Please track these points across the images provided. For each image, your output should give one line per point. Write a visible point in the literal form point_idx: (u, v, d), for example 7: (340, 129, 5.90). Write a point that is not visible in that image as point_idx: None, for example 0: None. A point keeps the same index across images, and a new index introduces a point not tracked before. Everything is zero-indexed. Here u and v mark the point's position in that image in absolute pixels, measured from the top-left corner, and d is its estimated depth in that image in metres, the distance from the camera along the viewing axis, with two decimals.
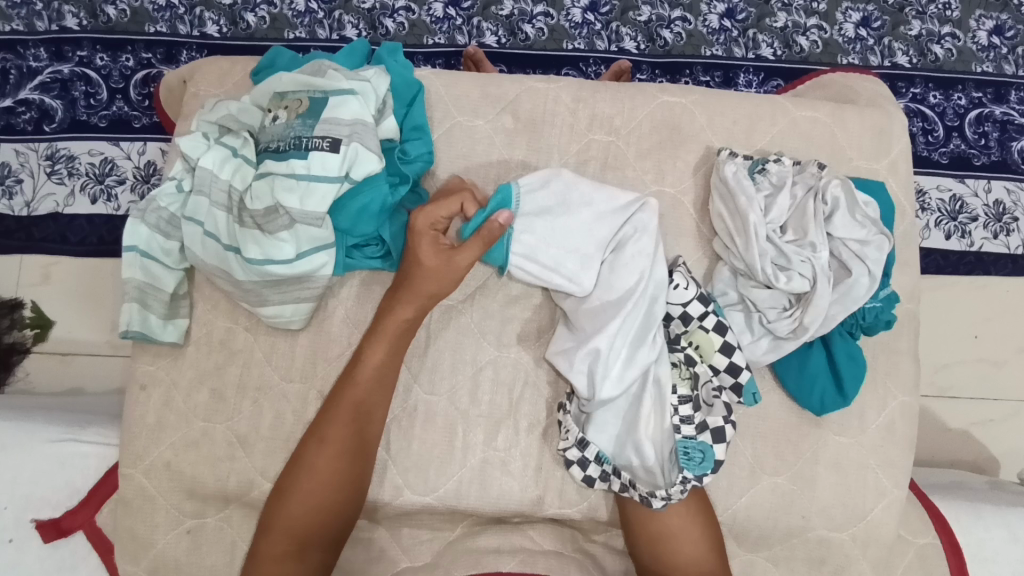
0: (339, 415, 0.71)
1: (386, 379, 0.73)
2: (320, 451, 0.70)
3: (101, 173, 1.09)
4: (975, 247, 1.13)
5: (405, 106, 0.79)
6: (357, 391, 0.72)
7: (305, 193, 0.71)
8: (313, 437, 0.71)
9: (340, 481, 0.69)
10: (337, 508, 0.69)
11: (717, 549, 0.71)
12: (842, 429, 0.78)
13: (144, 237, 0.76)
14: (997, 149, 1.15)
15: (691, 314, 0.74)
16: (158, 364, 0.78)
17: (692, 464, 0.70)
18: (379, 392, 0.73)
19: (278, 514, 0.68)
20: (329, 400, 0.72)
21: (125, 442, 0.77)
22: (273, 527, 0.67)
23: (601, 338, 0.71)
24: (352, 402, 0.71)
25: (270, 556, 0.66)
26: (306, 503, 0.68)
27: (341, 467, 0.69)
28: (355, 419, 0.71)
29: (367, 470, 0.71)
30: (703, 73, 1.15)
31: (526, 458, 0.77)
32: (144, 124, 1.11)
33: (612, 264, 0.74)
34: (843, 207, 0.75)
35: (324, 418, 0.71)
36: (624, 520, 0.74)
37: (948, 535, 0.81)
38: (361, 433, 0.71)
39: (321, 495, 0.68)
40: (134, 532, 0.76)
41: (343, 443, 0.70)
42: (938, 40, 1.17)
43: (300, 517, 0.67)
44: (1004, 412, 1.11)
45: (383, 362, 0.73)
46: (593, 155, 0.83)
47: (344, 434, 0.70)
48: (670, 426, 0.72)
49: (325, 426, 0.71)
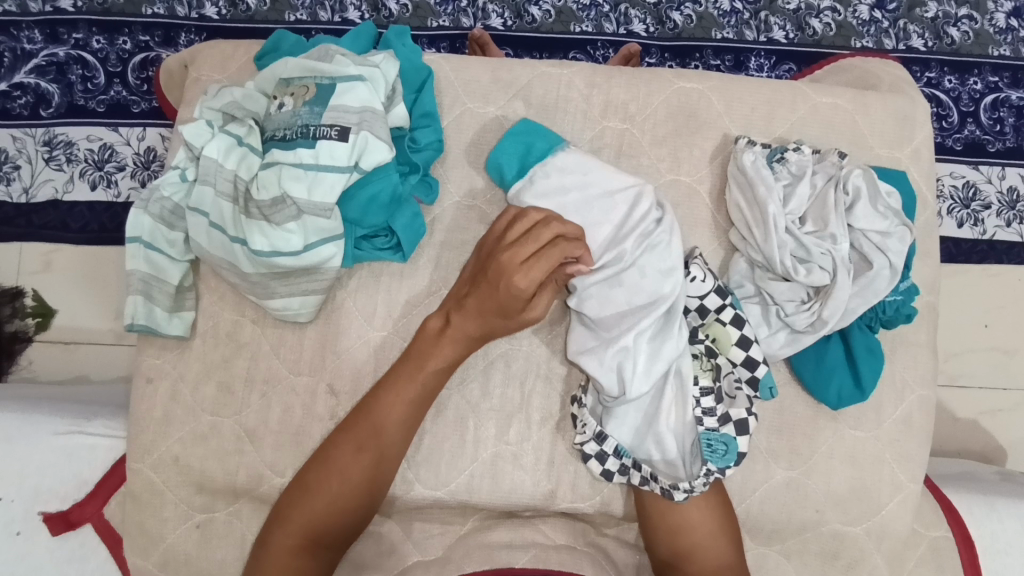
0: (375, 413, 0.68)
1: (425, 397, 0.70)
2: (351, 452, 0.67)
3: (100, 159, 1.07)
4: (988, 235, 1.12)
5: (414, 92, 0.77)
6: (409, 409, 0.69)
7: (314, 182, 0.70)
8: (342, 436, 0.68)
9: (356, 482, 0.66)
10: (358, 506, 0.66)
11: (736, 545, 0.70)
12: (858, 423, 0.78)
13: (147, 227, 0.75)
14: (1012, 135, 1.13)
15: (707, 307, 0.73)
16: (164, 357, 0.77)
17: (715, 456, 0.69)
18: (418, 407, 0.69)
19: (297, 506, 0.65)
20: (370, 408, 0.69)
21: (133, 435, 0.76)
22: (289, 519, 0.65)
23: (630, 336, 0.70)
24: (403, 420, 0.69)
25: (281, 548, 0.63)
26: (331, 500, 0.65)
27: (367, 471, 0.67)
28: (388, 432, 0.68)
29: (387, 476, 0.68)
30: (713, 57, 1.12)
31: (538, 452, 0.76)
32: (144, 109, 1.08)
33: (639, 269, 0.71)
34: (864, 197, 0.73)
35: (362, 420, 0.68)
36: (640, 511, 0.73)
37: (961, 528, 0.80)
38: (391, 443, 0.68)
39: (339, 493, 0.66)
40: (143, 526, 0.76)
41: (372, 450, 0.67)
42: (955, 22, 1.14)
43: (324, 512, 0.65)
44: (1013, 401, 1.10)
45: (426, 380, 0.69)
46: (607, 143, 0.80)
47: (370, 439, 0.67)
48: (686, 423, 0.71)
49: (368, 434, 0.68)
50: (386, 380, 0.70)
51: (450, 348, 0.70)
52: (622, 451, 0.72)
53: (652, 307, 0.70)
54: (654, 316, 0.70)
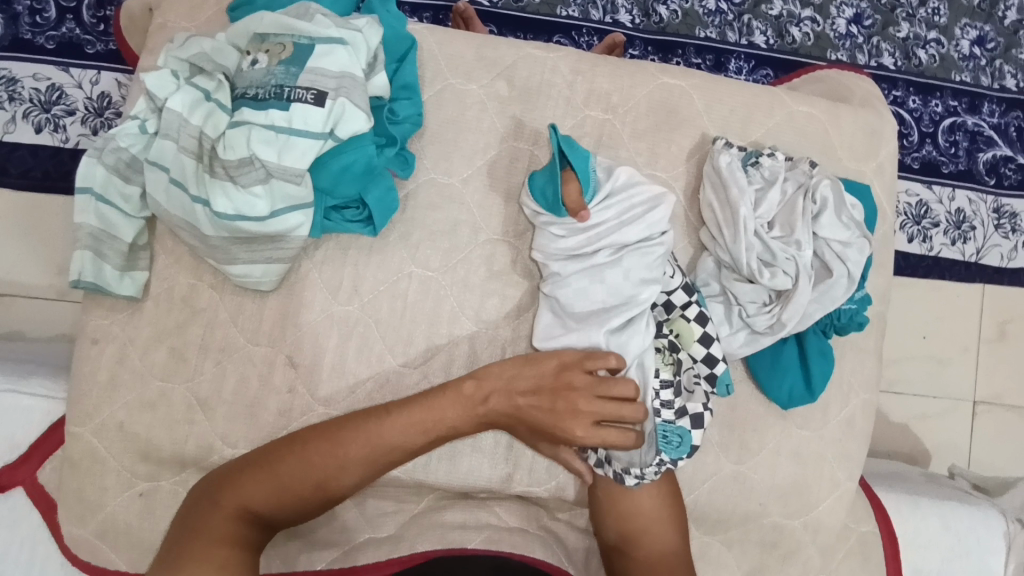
0: (371, 433, 0.65)
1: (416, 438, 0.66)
2: (321, 451, 0.64)
3: (47, 101, 0.99)
4: (934, 251, 1.17)
5: (396, 61, 0.75)
6: (395, 444, 0.65)
7: (284, 147, 0.67)
8: (328, 436, 0.65)
9: (320, 482, 0.63)
10: (305, 496, 0.63)
11: (682, 530, 0.72)
12: (804, 423, 0.81)
13: (101, 179, 0.71)
14: (965, 158, 1.19)
15: (674, 302, 0.75)
16: (112, 318, 0.73)
17: (669, 447, 0.71)
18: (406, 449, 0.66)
19: (247, 478, 0.63)
20: (363, 427, 0.65)
21: (74, 398, 0.72)
22: (235, 488, 0.62)
23: (595, 327, 0.70)
24: (388, 450, 0.65)
25: (225, 512, 0.61)
26: (282, 483, 0.63)
27: (326, 471, 0.63)
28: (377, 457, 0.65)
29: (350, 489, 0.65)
30: (695, 54, 1.13)
31: (498, 436, 0.76)
32: (98, 51, 1.01)
33: (624, 270, 0.71)
34: (830, 207, 0.76)
35: (346, 429, 0.65)
36: (593, 500, 0.74)
37: (887, 525, 0.86)
38: (373, 471, 0.65)
39: (303, 486, 0.63)
40: (80, 492, 0.72)
41: (354, 468, 0.64)
42: (923, 44, 1.19)
43: (270, 491, 0.62)
44: (942, 409, 1.17)
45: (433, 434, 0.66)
46: (587, 132, 0.80)
47: (359, 456, 0.64)
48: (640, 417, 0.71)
49: (351, 446, 0.64)
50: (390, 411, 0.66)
51: (459, 419, 0.67)
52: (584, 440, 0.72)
53: (628, 306, 0.71)
54: (627, 316, 0.70)
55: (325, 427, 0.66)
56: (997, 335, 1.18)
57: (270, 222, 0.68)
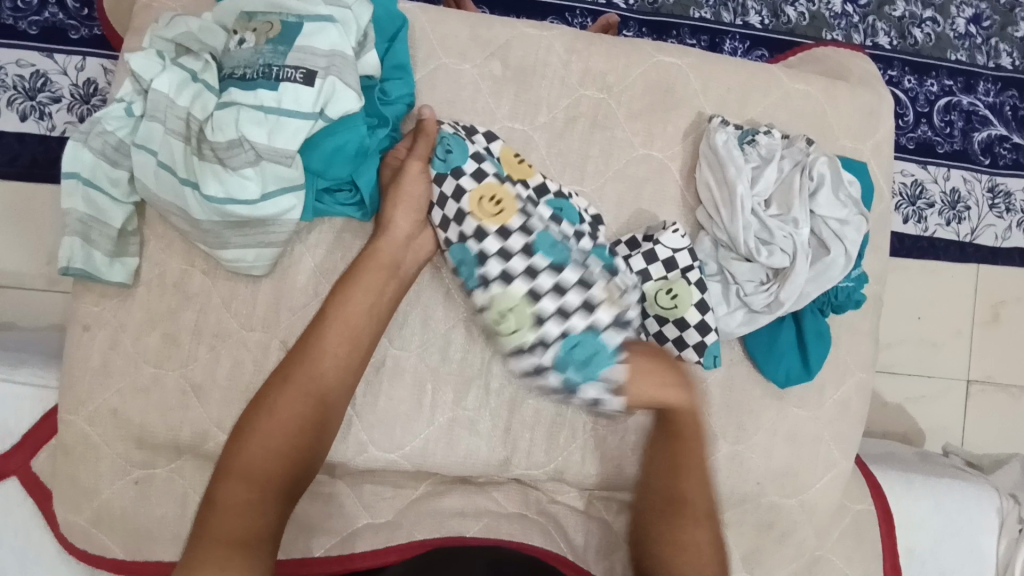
0: (320, 340, 0.67)
1: (357, 328, 0.69)
2: (290, 395, 0.65)
3: (32, 87, 0.97)
4: (930, 232, 1.17)
5: (387, 41, 0.73)
6: (343, 333, 0.68)
7: (275, 128, 0.66)
8: (280, 381, 0.66)
9: (303, 425, 0.65)
10: (300, 452, 0.64)
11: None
12: (801, 402, 0.81)
13: (88, 163, 0.69)
14: (960, 138, 1.18)
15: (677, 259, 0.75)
16: (102, 305, 0.72)
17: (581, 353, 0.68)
18: (353, 348, 0.69)
19: (238, 456, 0.62)
20: (308, 336, 0.68)
21: (66, 386, 0.71)
22: (231, 472, 0.61)
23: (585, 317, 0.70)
24: (344, 341, 0.68)
25: (229, 507, 0.60)
26: (273, 444, 0.63)
27: (303, 412, 0.65)
28: (331, 370, 0.67)
29: (331, 422, 0.67)
30: (689, 35, 1.12)
31: (495, 419, 0.76)
32: (83, 36, 0.99)
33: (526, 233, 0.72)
34: (828, 184, 0.75)
35: (300, 357, 0.67)
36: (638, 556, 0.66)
37: (882, 503, 0.86)
38: (337, 390, 0.67)
39: (294, 433, 0.64)
40: (75, 480, 0.72)
41: (318, 392, 0.66)
42: (920, 23, 1.18)
43: (264, 456, 0.62)
44: (935, 389, 1.18)
45: (370, 307, 0.69)
46: (581, 112, 0.79)
47: (315, 379, 0.66)
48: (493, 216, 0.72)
49: (307, 367, 0.66)
50: (322, 321, 0.68)
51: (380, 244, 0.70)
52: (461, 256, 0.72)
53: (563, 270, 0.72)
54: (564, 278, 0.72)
55: (276, 375, 0.67)
56: (991, 314, 1.19)
57: (266, 204, 0.67)
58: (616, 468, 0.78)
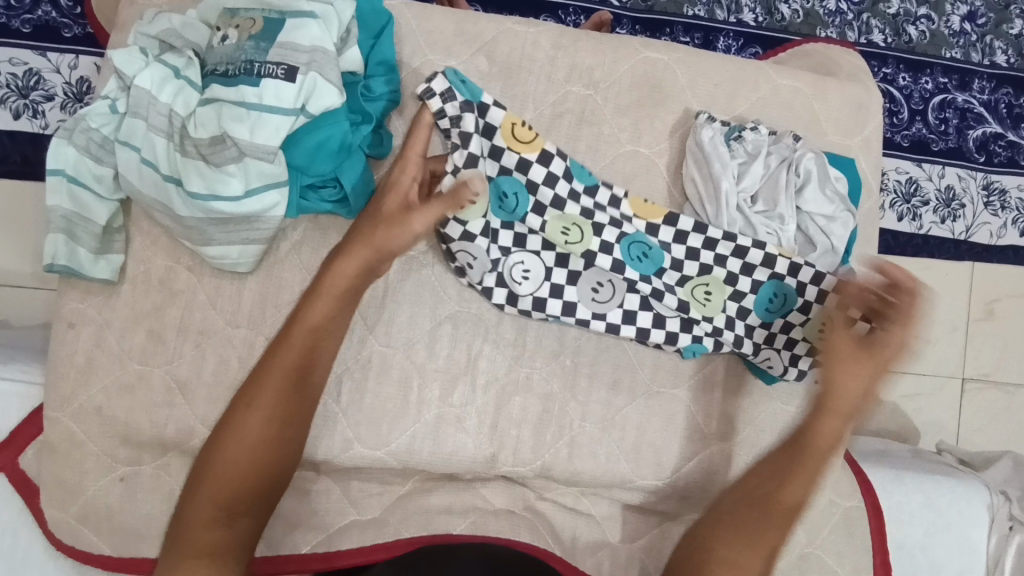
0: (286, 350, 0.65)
1: (322, 344, 0.66)
2: (255, 412, 0.62)
3: (25, 86, 0.98)
4: (924, 230, 1.17)
5: (372, 38, 0.73)
6: (310, 340, 0.65)
7: (256, 124, 0.66)
8: (245, 403, 0.63)
9: (270, 440, 0.62)
10: (267, 469, 0.62)
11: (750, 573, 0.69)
12: (789, 398, 0.81)
13: (72, 160, 0.69)
14: (955, 135, 1.18)
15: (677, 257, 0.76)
16: (88, 302, 0.72)
17: (637, 264, 0.76)
18: (317, 363, 0.66)
19: (203, 475, 0.60)
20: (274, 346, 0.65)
21: (51, 383, 0.71)
22: (196, 493, 0.60)
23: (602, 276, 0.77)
24: (312, 349, 0.65)
25: (194, 522, 0.59)
26: (239, 463, 0.60)
27: (269, 427, 0.62)
28: (295, 383, 0.64)
29: (300, 433, 0.64)
30: (683, 33, 1.11)
31: (482, 416, 0.76)
32: (76, 34, 0.99)
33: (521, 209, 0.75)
34: (815, 180, 0.75)
35: (266, 369, 0.64)
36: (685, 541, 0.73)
37: (873, 500, 0.86)
38: (302, 406, 0.64)
39: (261, 450, 0.61)
40: (60, 477, 0.72)
41: (284, 412, 0.63)
42: (914, 20, 1.17)
43: (228, 477, 0.60)
44: (929, 387, 1.17)
45: (333, 320, 0.66)
46: (569, 108, 0.79)
47: (280, 396, 0.63)
48: (518, 156, 0.74)
49: (273, 379, 0.63)
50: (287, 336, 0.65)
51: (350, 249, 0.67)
52: (496, 211, 0.75)
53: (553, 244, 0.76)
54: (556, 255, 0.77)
55: (243, 389, 0.64)
56: (985, 312, 1.18)
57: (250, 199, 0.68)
58: (603, 465, 0.77)
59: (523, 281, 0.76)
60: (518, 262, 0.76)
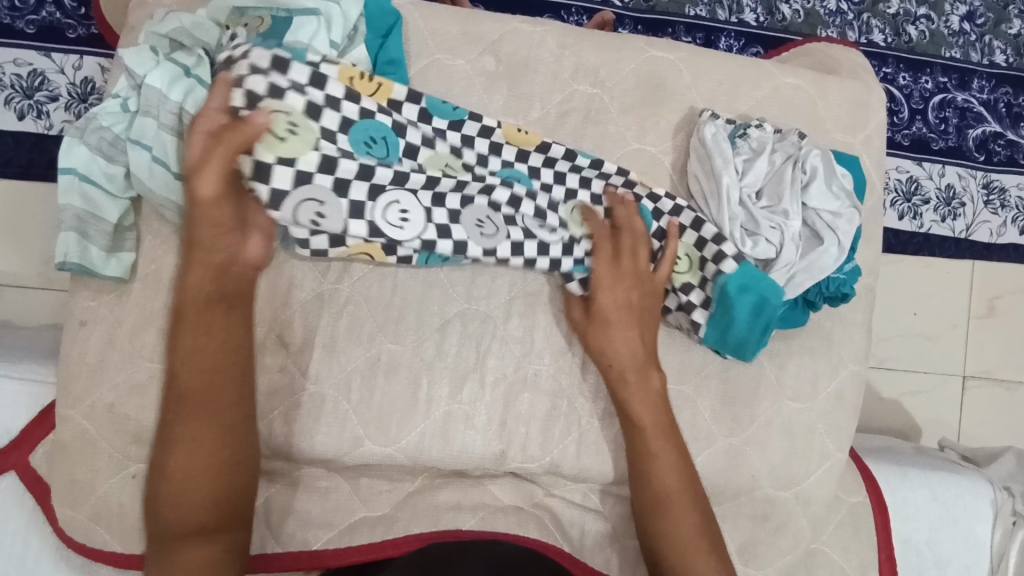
0: (201, 369, 0.64)
1: (222, 363, 0.64)
2: (189, 439, 0.62)
3: (30, 87, 0.98)
4: (924, 228, 1.18)
5: (380, 37, 0.74)
6: (217, 355, 0.65)
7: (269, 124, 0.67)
8: (178, 439, 0.62)
9: (209, 460, 0.63)
10: (218, 484, 0.63)
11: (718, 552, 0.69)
12: (795, 394, 0.82)
13: (84, 159, 0.70)
14: (954, 135, 1.19)
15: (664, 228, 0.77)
16: (99, 301, 0.72)
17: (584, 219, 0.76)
18: (231, 380, 0.65)
19: (161, 514, 0.61)
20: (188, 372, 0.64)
21: (62, 381, 0.72)
22: (160, 532, 0.60)
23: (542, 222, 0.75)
24: (224, 363, 0.65)
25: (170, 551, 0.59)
26: (188, 489, 0.61)
27: (208, 450, 0.63)
28: (218, 400, 0.64)
29: (236, 443, 0.65)
30: (685, 33, 1.12)
31: (490, 413, 0.76)
32: (80, 35, 0.99)
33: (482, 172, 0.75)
34: (820, 177, 0.76)
35: (189, 398, 0.63)
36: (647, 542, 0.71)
37: (877, 495, 0.86)
38: (235, 423, 0.64)
39: (204, 470, 0.62)
40: (72, 475, 0.72)
41: (218, 433, 0.63)
42: (913, 20, 1.18)
43: (184, 504, 0.61)
44: (931, 384, 1.18)
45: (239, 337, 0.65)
46: (575, 107, 0.80)
47: (208, 420, 0.63)
48: (378, 104, 0.71)
49: (195, 403, 0.63)
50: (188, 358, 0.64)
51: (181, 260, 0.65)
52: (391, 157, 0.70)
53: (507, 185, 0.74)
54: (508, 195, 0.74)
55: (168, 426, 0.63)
56: (986, 310, 1.19)
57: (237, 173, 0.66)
58: (610, 462, 0.78)
59: (402, 226, 0.70)
60: (393, 202, 0.70)
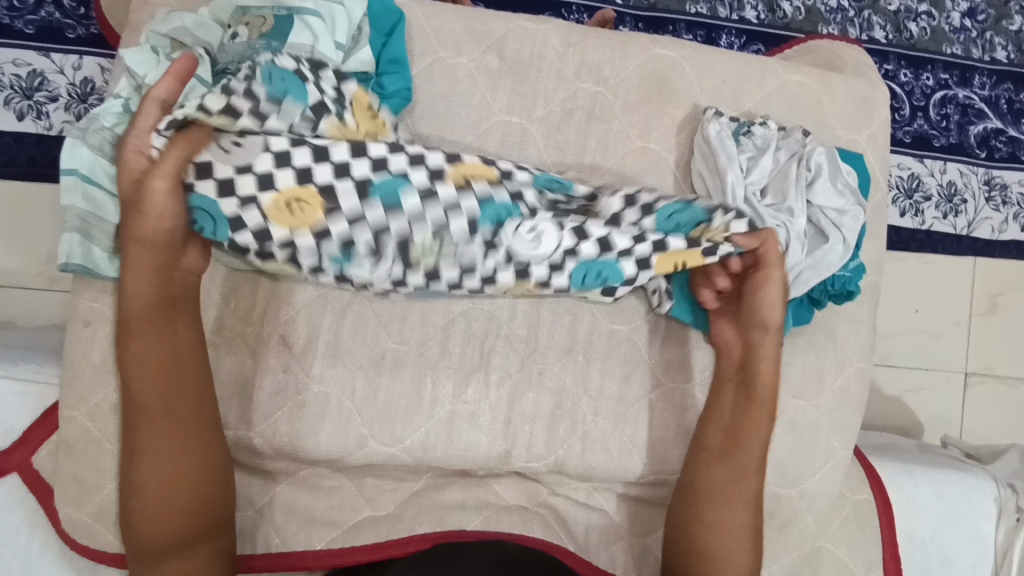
0: (156, 392, 0.65)
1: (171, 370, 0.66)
2: (150, 461, 0.64)
3: (29, 87, 0.97)
4: (926, 225, 1.18)
5: (383, 36, 0.73)
6: (169, 375, 0.66)
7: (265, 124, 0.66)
8: (137, 455, 0.64)
9: (174, 479, 0.65)
10: (191, 502, 0.65)
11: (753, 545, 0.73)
12: (800, 392, 0.81)
13: (85, 160, 0.69)
14: (956, 131, 1.19)
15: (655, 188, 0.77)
16: (102, 301, 0.72)
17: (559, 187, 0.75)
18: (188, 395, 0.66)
19: (134, 534, 0.64)
20: (141, 398, 0.65)
21: (66, 382, 0.71)
22: (137, 549, 0.64)
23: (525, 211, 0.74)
24: (178, 381, 0.66)
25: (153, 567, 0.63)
26: (159, 511, 0.64)
27: (172, 469, 0.65)
28: (172, 418, 0.65)
29: (201, 457, 0.66)
30: (686, 31, 1.12)
31: (495, 412, 0.76)
32: (79, 35, 0.99)
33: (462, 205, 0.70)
34: (825, 174, 0.76)
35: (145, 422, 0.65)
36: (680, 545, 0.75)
37: (882, 493, 0.86)
38: (189, 433, 0.66)
39: (172, 490, 0.64)
40: (76, 476, 0.72)
41: (172, 448, 0.65)
42: (915, 17, 1.18)
43: (156, 526, 0.64)
44: (934, 380, 1.18)
45: (175, 338, 0.67)
46: (579, 104, 0.79)
47: (166, 438, 0.65)
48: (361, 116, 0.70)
49: (149, 426, 0.65)
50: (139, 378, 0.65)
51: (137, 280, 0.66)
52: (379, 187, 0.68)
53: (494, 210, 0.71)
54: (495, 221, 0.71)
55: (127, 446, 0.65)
56: (988, 307, 1.19)
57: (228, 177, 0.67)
58: (616, 461, 0.78)
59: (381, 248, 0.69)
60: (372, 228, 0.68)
